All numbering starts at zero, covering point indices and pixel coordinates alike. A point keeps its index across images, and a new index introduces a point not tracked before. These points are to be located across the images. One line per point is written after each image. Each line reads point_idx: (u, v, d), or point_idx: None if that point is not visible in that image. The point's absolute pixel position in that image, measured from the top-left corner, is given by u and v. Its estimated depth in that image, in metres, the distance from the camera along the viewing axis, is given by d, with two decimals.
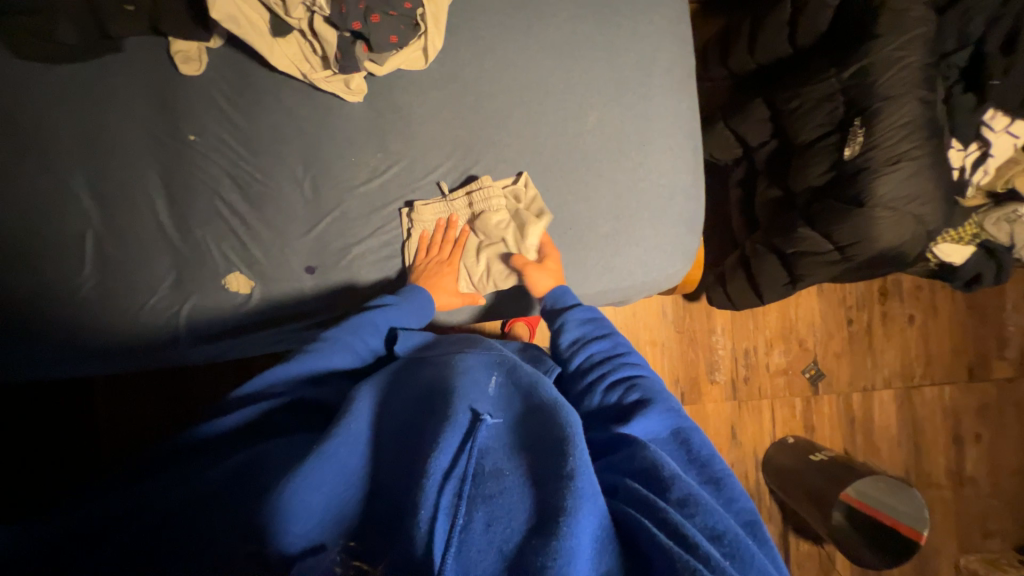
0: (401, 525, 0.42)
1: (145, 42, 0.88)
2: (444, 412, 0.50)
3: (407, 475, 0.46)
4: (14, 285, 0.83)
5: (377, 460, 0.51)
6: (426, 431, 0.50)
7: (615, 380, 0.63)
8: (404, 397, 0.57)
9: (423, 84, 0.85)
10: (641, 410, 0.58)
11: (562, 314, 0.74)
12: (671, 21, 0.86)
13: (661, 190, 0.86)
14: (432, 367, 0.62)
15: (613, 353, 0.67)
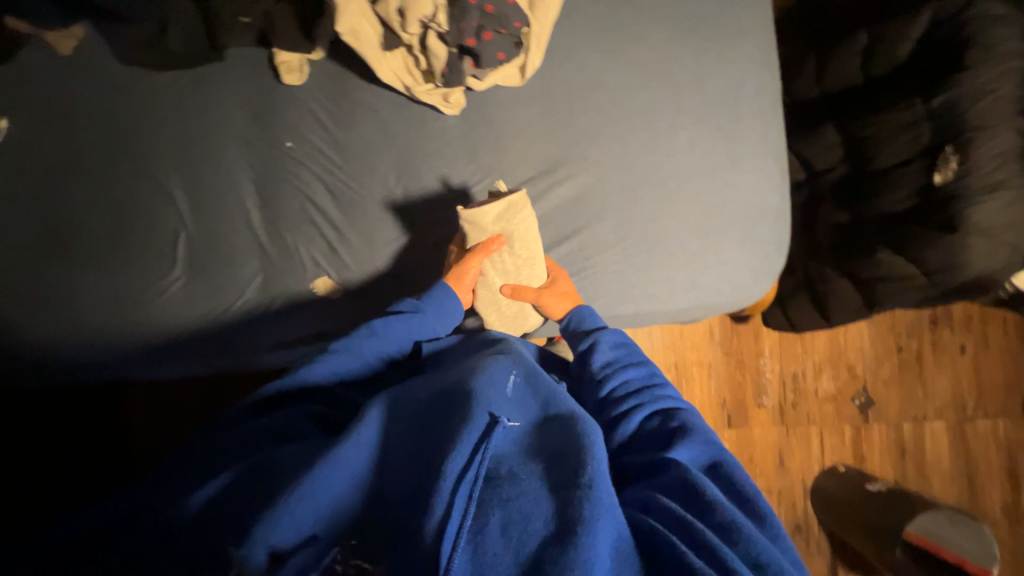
0: (410, 522, 0.42)
1: (248, 53, 0.90)
2: (463, 410, 0.49)
3: (422, 474, 0.45)
4: (108, 282, 0.85)
5: (385, 453, 0.50)
6: (440, 430, 0.49)
7: (648, 406, 0.62)
8: (420, 396, 0.56)
9: (517, 100, 0.87)
10: (682, 437, 0.57)
11: (591, 336, 0.72)
12: (761, 46, 0.88)
13: (750, 210, 0.86)
14: (453, 367, 0.60)
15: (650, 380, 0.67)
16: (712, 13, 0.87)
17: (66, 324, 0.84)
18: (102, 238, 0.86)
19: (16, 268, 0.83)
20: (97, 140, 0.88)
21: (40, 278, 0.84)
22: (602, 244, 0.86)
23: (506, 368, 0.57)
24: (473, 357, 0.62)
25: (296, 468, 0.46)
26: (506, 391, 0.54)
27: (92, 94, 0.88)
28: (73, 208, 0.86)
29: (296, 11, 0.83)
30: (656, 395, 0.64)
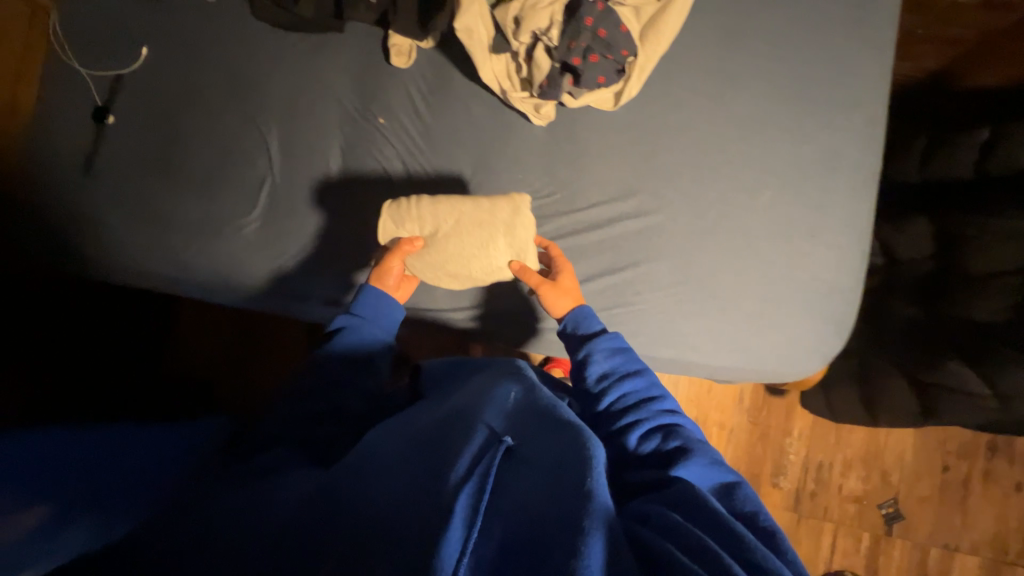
0: (410, 517, 0.41)
1: (366, 30, 0.96)
2: (468, 430, 0.50)
3: (426, 479, 0.45)
4: (196, 211, 0.95)
5: (380, 465, 0.51)
6: (443, 445, 0.49)
7: (652, 422, 0.66)
8: (422, 420, 0.57)
9: (605, 124, 0.88)
10: (683, 454, 0.61)
11: (588, 344, 0.75)
12: (867, 122, 0.85)
13: (819, 284, 0.82)
14: (455, 397, 0.62)
15: (648, 390, 0.71)
16: (824, 78, 0.86)
17: (158, 241, 0.94)
18: (205, 172, 0.96)
19: (136, 184, 0.96)
20: (218, 82, 0.97)
21: (149, 196, 0.95)
22: (656, 283, 0.85)
23: (508, 392, 0.57)
24: (483, 380, 0.63)
25: (292, 504, 0.50)
26: (511, 411, 0.54)
27: (224, 41, 0.97)
28: (185, 139, 0.96)
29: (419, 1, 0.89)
30: (652, 409, 0.68)
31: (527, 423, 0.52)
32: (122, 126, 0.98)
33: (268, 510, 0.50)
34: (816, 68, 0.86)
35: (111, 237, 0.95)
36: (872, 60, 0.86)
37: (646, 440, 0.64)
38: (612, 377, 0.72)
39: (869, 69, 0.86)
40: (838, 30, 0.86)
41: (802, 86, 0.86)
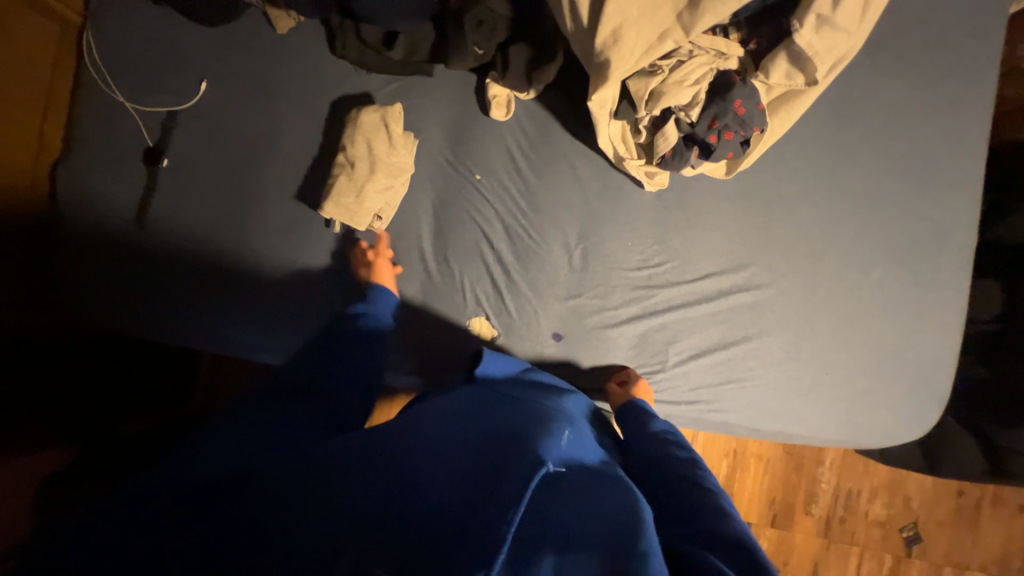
0: (444, 524, 0.38)
1: (459, 75, 0.89)
2: (518, 441, 0.47)
3: (470, 484, 0.42)
4: (273, 271, 0.86)
5: (425, 450, 0.46)
6: (494, 457, 0.45)
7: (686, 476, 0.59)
8: (473, 419, 0.53)
9: (718, 193, 0.85)
10: (719, 521, 0.51)
11: (668, 427, 0.70)
12: (973, 199, 0.86)
13: (928, 363, 0.83)
14: (507, 404, 0.58)
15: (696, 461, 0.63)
16: (935, 154, 0.85)
17: (230, 305, 0.85)
18: (279, 226, 0.86)
19: (199, 239, 0.86)
20: (291, 126, 0.87)
21: (216, 253, 0.85)
22: (768, 358, 0.84)
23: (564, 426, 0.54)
24: (531, 400, 0.62)
25: (328, 475, 0.43)
26: (562, 434, 0.51)
27: (298, 80, 0.88)
28: (256, 190, 0.87)
29: (528, 53, 0.82)
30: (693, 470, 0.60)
31: (576, 449, 0.50)
32: (179, 172, 0.87)
33: (302, 474, 0.43)
34: (929, 142, 0.85)
35: (172, 300, 0.85)
36: (981, 135, 0.86)
37: (680, 494, 0.56)
38: (664, 438, 0.67)
39: (975, 145, 0.87)
40: (950, 104, 0.86)
41: (913, 161, 0.85)
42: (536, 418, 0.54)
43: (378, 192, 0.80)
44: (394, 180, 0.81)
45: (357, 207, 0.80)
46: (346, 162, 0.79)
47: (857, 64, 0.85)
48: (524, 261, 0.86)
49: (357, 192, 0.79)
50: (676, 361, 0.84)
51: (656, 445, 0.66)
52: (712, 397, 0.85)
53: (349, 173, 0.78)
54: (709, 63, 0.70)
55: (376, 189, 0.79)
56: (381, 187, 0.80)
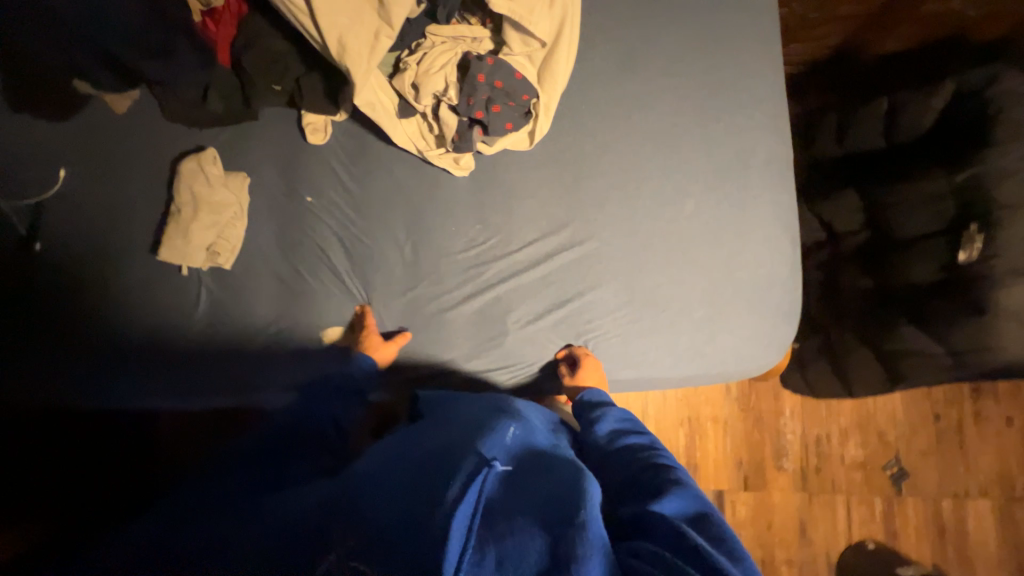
0: (410, 529, 0.45)
1: (278, 112, 0.97)
2: (460, 449, 0.53)
3: (420, 497, 0.48)
4: (140, 322, 0.93)
5: (380, 487, 0.53)
6: (438, 471, 0.51)
7: (643, 450, 0.64)
8: (422, 445, 0.59)
9: (526, 164, 0.90)
10: (673, 486, 0.55)
11: (615, 412, 0.72)
12: (771, 116, 0.89)
13: (759, 279, 0.85)
14: (451, 422, 0.64)
15: (645, 437, 0.67)
16: (721, 83, 0.89)
17: (99, 359, 0.91)
18: (141, 280, 0.94)
19: (72, 309, 0.93)
20: (141, 190, 0.97)
21: (88, 319, 0.93)
22: (604, 309, 0.86)
23: (506, 427, 0.59)
24: (476, 407, 0.66)
25: (309, 526, 0.50)
26: (504, 436, 0.57)
27: (142, 150, 0.98)
28: (114, 252, 0.95)
29: (324, 80, 0.90)
30: (651, 445, 0.65)
31: (517, 445, 0.56)
32: (45, 252, 0.95)
33: (273, 543, 0.48)
34: (712, 74, 0.90)
35: (49, 370, 0.91)
36: (763, 57, 0.90)
37: (636, 465, 0.61)
38: (622, 423, 0.71)
39: (762, 66, 0.90)
40: (727, 36, 0.90)
41: (702, 94, 0.89)
42: (478, 427, 0.59)
43: (205, 229, 0.89)
44: (221, 216, 0.90)
45: (188, 245, 0.88)
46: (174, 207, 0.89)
47: (628, 20, 0.91)
48: (362, 269, 0.91)
49: (184, 232, 0.88)
50: (517, 328, 0.87)
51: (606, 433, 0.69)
52: (559, 355, 0.86)
53: (175, 217, 0.89)
54: (456, 50, 0.77)
55: (202, 226, 0.89)
56: (206, 224, 0.89)
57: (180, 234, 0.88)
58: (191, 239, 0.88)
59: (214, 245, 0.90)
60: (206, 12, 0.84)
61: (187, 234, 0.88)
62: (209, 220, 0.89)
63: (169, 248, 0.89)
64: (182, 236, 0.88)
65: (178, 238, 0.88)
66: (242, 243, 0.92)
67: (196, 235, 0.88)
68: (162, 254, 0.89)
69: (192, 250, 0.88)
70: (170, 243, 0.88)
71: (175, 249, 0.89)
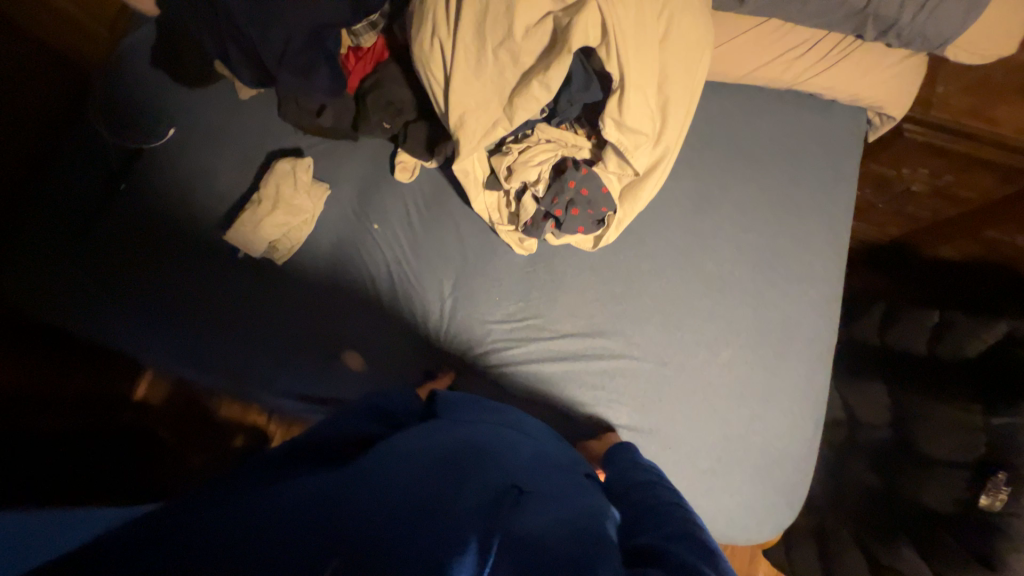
0: (429, 515, 0.47)
1: (378, 142, 1.05)
2: (492, 472, 0.59)
3: (439, 492, 0.51)
4: (180, 283, 0.96)
5: (399, 467, 0.55)
6: (453, 480, 0.54)
7: (660, 497, 0.67)
8: (439, 445, 0.63)
9: (583, 262, 0.93)
10: (682, 525, 0.59)
11: (643, 474, 0.74)
12: (823, 297, 0.92)
13: (772, 451, 0.84)
14: (472, 432, 0.69)
15: (664, 489, 0.70)
16: (784, 252, 0.93)
17: (135, 305, 0.96)
18: (196, 244, 0.98)
19: (127, 250, 0.98)
20: (231, 167, 1.04)
21: (137, 263, 0.97)
22: (612, 424, 0.87)
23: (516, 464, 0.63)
24: (494, 430, 0.71)
25: (307, 490, 0.49)
26: (514, 472, 0.61)
27: (246, 133, 1.06)
28: (183, 211, 1.01)
29: (429, 131, 0.97)
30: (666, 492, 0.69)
31: (543, 491, 0.61)
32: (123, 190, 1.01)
33: (245, 498, 0.46)
34: (778, 241, 0.94)
35: (89, 296, 0.96)
36: (829, 240, 0.95)
37: (653, 506, 0.65)
38: (645, 470, 0.75)
39: (825, 248, 0.94)
40: (801, 212, 0.95)
41: (765, 256, 0.93)
42: (492, 454, 0.64)
43: (273, 225, 0.94)
44: (291, 219, 0.95)
45: (252, 236, 0.94)
46: (254, 198, 0.95)
47: (715, 168, 0.97)
48: (401, 305, 0.95)
49: (254, 224, 0.94)
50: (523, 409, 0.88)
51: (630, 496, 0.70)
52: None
53: (252, 207, 0.94)
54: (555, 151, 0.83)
55: (272, 223, 0.94)
56: (276, 222, 0.94)
57: (249, 224, 0.94)
58: (257, 230, 0.94)
59: (276, 242, 0.95)
60: (352, 47, 0.95)
61: (256, 226, 0.94)
62: (280, 219, 0.94)
63: (234, 232, 0.94)
64: (250, 226, 0.94)
65: (246, 227, 0.94)
66: (299, 246, 0.97)
67: (264, 229, 0.94)
68: (228, 235, 0.94)
69: (254, 241, 0.94)
70: (237, 229, 0.94)
71: (239, 235, 0.94)
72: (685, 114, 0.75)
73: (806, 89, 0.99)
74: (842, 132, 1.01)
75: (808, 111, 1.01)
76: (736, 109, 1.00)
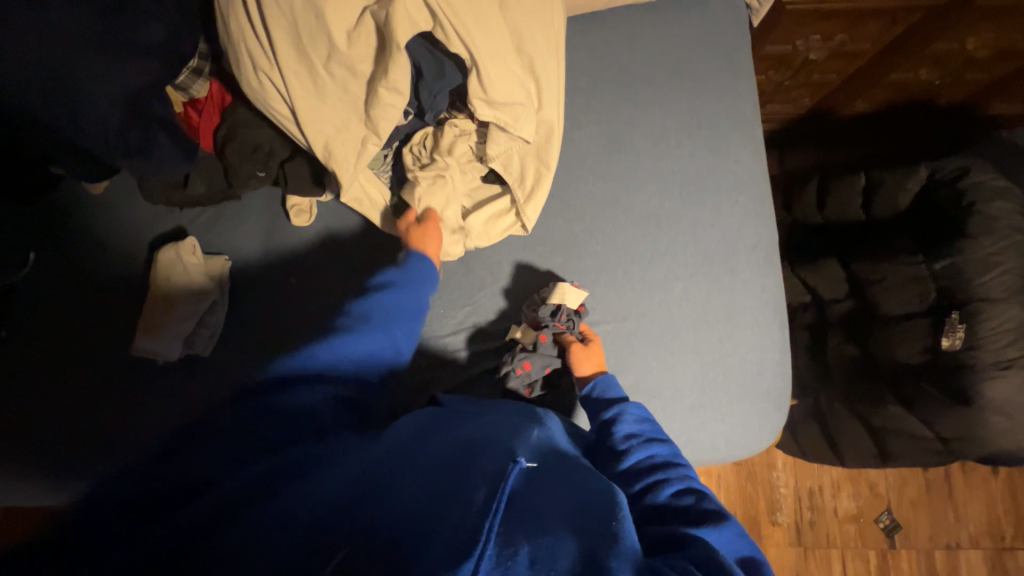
0: (426, 522, 0.41)
1: (263, 192, 0.95)
2: (492, 456, 0.50)
3: (446, 489, 0.45)
4: (105, 411, 0.88)
5: (401, 470, 0.48)
6: (463, 474, 0.48)
7: (645, 460, 0.63)
8: (441, 437, 0.56)
9: (513, 247, 0.88)
10: (676, 484, 0.59)
11: (616, 405, 0.69)
12: (755, 200, 0.91)
13: (748, 364, 0.86)
14: (473, 421, 0.60)
15: (638, 426, 0.66)
16: (707, 168, 0.91)
17: (64, 451, 0.87)
18: (108, 364, 0.90)
19: (32, 399, 0.89)
20: (113, 273, 0.93)
21: (51, 407, 0.88)
22: None
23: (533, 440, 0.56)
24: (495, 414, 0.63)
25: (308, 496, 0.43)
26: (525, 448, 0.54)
27: (116, 230, 0.94)
28: (80, 335, 0.91)
29: (308, 163, 0.88)
30: (647, 440, 0.65)
31: (547, 452, 0.55)
32: (8, 344, 0.91)
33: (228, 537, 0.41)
34: (697, 158, 0.91)
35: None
36: (746, 141, 0.93)
37: (637, 483, 0.60)
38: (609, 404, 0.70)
39: (743, 148, 0.92)
40: (710, 120, 0.93)
41: (689, 179, 0.90)
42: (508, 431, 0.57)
43: (179, 318, 0.87)
44: (197, 304, 0.88)
45: (162, 336, 0.86)
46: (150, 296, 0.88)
47: (616, 105, 0.92)
48: None
49: (159, 322, 0.87)
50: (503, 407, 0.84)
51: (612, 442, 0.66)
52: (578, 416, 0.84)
53: (150, 308, 0.87)
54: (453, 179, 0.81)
55: (177, 315, 0.87)
56: (183, 313, 0.87)
57: (153, 325, 0.87)
58: (165, 329, 0.87)
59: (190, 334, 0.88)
60: (187, 102, 0.85)
61: (162, 325, 0.86)
62: (185, 309, 0.87)
63: (142, 340, 0.87)
64: (156, 327, 0.87)
65: (152, 330, 0.87)
66: (220, 329, 0.90)
67: (171, 326, 0.87)
68: (138, 345, 0.87)
69: (166, 341, 0.86)
70: (144, 336, 0.87)
71: (147, 342, 0.87)
72: (556, 67, 0.70)
73: None
74: (726, 23, 0.96)
75: (688, 14, 0.96)
76: (617, 37, 0.94)
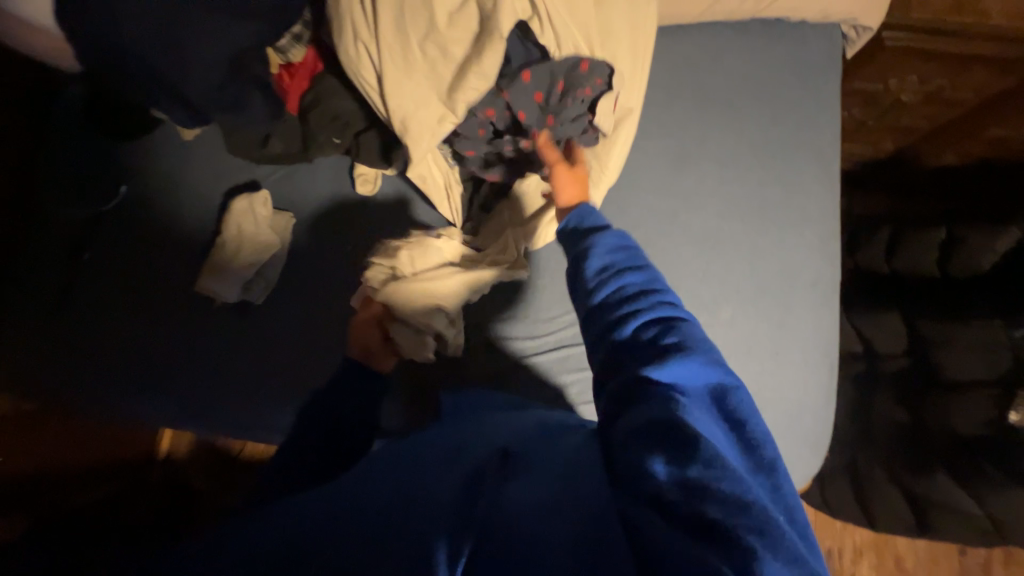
0: (399, 525, 0.41)
1: (333, 159, 1.00)
2: (479, 454, 0.49)
3: (421, 489, 0.45)
4: (162, 342, 0.95)
5: (391, 474, 0.49)
6: (440, 475, 0.47)
7: (630, 312, 0.53)
8: (433, 437, 0.55)
9: None
10: (667, 350, 0.50)
11: (592, 234, 0.62)
12: (821, 236, 0.88)
13: (788, 403, 0.82)
14: (475, 418, 0.59)
15: (624, 273, 0.56)
16: (774, 196, 0.88)
17: (120, 372, 0.94)
18: (171, 299, 0.96)
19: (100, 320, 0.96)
20: (189, 216, 1.00)
21: (114, 330, 0.95)
22: None
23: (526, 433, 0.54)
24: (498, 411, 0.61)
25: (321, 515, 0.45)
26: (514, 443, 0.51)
27: (197, 176, 1.01)
28: (151, 268, 0.98)
29: (381, 137, 0.93)
30: (635, 293, 0.54)
31: (538, 442, 0.51)
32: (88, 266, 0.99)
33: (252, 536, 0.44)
34: (765, 184, 0.89)
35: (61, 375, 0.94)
36: (819, 175, 0.90)
37: (620, 347, 0.52)
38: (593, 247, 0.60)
39: (815, 181, 0.89)
40: (785, 148, 0.90)
41: (753, 204, 0.88)
42: (502, 428, 0.55)
43: (241, 267, 0.93)
44: (260, 255, 0.94)
45: (223, 280, 0.93)
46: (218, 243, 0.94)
47: (688, 120, 0.91)
48: None
49: (221, 267, 0.93)
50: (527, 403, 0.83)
51: (582, 285, 0.58)
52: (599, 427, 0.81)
53: (216, 254, 0.93)
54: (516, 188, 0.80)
55: (239, 264, 0.93)
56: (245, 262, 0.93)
57: (216, 270, 0.93)
58: (226, 276, 0.92)
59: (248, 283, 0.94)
60: (284, 64, 0.91)
61: (224, 271, 0.93)
62: (248, 259, 0.93)
63: (205, 281, 0.93)
64: (218, 272, 0.93)
65: (215, 273, 0.93)
66: (275, 282, 0.95)
67: (232, 272, 0.92)
68: (201, 285, 0.93)
69: (226, 286, 0.92)
70: (207, 279, 0.93)
71: (210, 284, 0.93)
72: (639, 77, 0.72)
73: (769, 16, 0.93)
74: (816, 52, 0.93)
75: (778, 38, 0.94)
76: (699, 52, 0.93)
